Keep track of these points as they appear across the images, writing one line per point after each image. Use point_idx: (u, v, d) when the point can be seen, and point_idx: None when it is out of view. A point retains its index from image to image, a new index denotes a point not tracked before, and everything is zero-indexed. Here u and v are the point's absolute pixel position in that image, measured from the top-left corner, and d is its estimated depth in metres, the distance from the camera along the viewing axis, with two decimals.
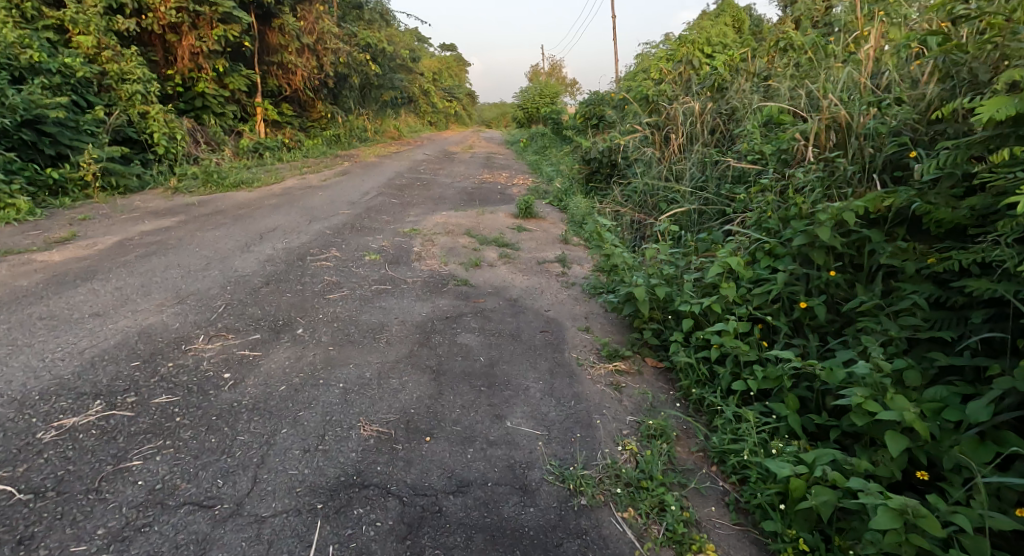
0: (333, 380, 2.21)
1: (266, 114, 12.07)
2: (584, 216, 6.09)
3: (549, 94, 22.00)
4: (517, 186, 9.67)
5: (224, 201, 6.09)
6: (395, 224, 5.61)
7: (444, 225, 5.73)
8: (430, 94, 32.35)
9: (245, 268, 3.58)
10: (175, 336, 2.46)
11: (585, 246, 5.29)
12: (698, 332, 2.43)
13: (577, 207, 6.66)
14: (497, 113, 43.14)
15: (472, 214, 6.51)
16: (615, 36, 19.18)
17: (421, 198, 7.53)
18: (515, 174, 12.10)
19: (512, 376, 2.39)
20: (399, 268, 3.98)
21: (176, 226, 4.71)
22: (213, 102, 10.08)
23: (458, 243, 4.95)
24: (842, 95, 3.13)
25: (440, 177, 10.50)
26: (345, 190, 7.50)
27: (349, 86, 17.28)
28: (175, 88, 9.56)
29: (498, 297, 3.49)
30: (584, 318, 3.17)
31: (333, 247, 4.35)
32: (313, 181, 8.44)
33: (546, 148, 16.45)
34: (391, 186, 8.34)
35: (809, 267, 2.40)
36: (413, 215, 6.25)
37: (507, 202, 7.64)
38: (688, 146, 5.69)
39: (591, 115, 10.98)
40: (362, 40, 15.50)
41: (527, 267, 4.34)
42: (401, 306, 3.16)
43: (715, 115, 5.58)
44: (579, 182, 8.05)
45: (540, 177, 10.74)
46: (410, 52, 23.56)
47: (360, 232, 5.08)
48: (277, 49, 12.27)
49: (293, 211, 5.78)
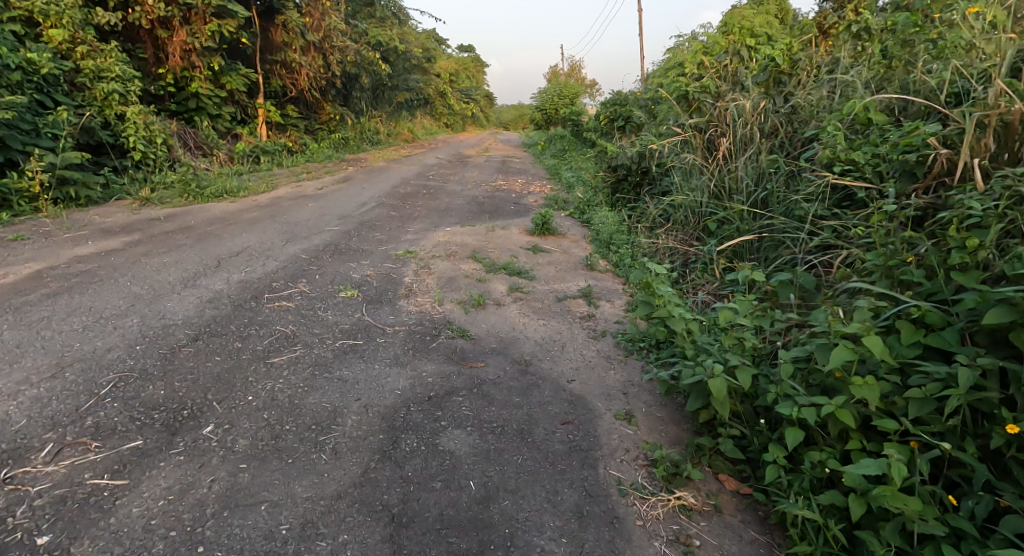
0: (220, 547, 1.36)
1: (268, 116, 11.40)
2: (611, 235, 5.19)
3: (568, 95, 21.16)
4: (534, 195, 8.79)
5: (196, 215, 5.32)
6: (389, 245, 4.79)
7: (446, 246, 4.89)
8: (446, 96, 31.69)
9: (176, 311, 2.77)
10: (3, 450, 1.61)
11: (614, 274, 4.40)
12: (819, 460, 1.54)
13: (602, 223, 5.77)
14: (514, 115, 42.38)
15: (481, 230, 5.65)
16: (641, 33, 18.15)
17: (425, 210, 6.69)
18: (531, 180, 11.25)
19: (518, 529, 1.52)
20: (381, 310, 3.15)
21: (120, 249, 3.91)
22: (208, 103, 9.44)
23: (460, 271, 4.10)
24: (1002, 85, 2.20)
25: (451, 184, 9.70)
26: (340, 201, 6.70)
27: (360, 87, 16.59)
28: (166, 88, 8.91)
29: (503, 358, 2.62)
30: (623, 399, 2.29)
31: (302, 280, 3.52)
32: (308, 189, 7.68)
33: (565, 151, 15.57)
34: (393, 196, 7.53)
35: (1004, 358, 1.49)
36: (412, 231, 5.43)
37: (521, 215, 6.78)
38: (739, 152, 4.76)
39: (616, 116, 10.04)
40: (372, 38, 14.80)
41: (544, 307, 3.46)
42: (369, 376, 2.31)
43: (773, 116, 4.64)
44: (604, 192, 7.15)
45: (560, 183, 9.86)
46: (424, 51, 22.82)
47: (343, 256, 4.25)
48: (281, 47, 11.62)
49: (271, 227, 4.97)
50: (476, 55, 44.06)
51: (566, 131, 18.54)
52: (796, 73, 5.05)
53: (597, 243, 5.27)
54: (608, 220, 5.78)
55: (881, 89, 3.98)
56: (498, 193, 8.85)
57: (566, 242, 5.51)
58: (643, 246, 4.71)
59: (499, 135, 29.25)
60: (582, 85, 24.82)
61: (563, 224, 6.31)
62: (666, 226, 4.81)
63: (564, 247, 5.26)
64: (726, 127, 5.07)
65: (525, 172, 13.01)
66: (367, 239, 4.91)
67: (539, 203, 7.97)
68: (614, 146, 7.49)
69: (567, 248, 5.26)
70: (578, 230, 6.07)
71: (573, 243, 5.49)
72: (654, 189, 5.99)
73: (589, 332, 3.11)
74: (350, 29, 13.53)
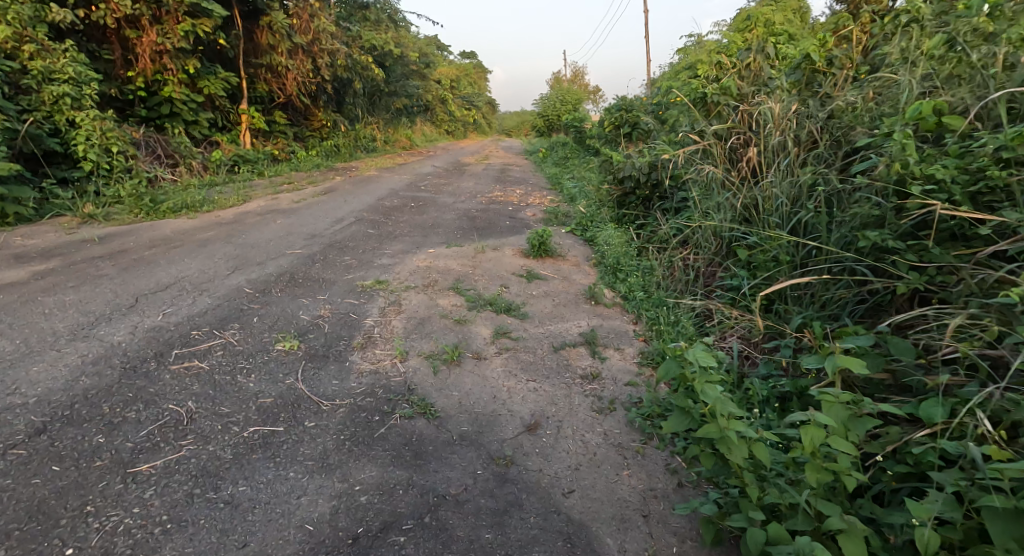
0: None
1: (251, 123, 10.79)
2: (617, 260, 4.49)
3: (571, 101, 20.56)
4: (532, 208, 8.10)
5: (139, 236, 4.64)
6: (357, 273, 4.10)
7: (426, 274, 4.21)
8: (446, 102, 31.19)
9: (37, 382, 2.07)
10: None
11: (623, 311, 3.70)
12: None
13: (608, 243, 5.07)
14: (516, 121, 41.81)
15: (469, 252, 4.97)
16: (646, 37, 17.60)
17: (408, 227, 6.00)
18: (530, 190, 10.57)
19: None
20: (326, 370, 2.45)
21: (20, 283, 3.22)
22: (182, 108, 8.88)
23: (437, 308, 3.42)
24: None
25: (443, 196, 9.03)
26: (314, 217, 6.02)
27: (353, 92, 15.99)
28: (136, 92, 8.32)
29: (475, 452, 1.92)
30: (642, 533, 1.60)
31: (234, 325, 2.82)
32: (283, 203, 7.01)
33: (566, 159, 14.90)
34: (376, 210, 6.84)
35: None
36: (389, 255, 4.75)
37: (516, 232, 6.08)
38: (769, 165, 4.09)
39: (621, 122, 9.38)
40: (365, 41, 14.23)
41: (536, 361, 2.77)
42: (275, 496, 1.60)
43: (808, 123, 3.97)
44: (608, 207, 6.46)
45: (561, 195, 9.17)
46: (421, 56, 22.26)
47: (298, 288, 3.57)
48: (267, 51, 11.05)
49: (220, 251, 4.28)
50: (477, 61, 43.60)
51: (568, 139, 17.89)
52: (831, 73, 4.38)
53: (602, 270, 4.57)
54: (615, 240, 5.09)
55: (944, 90, 3.31)
56: (492, 206, 8.17)
57: (566, 267, 4.81)
58: (656, 275, 4.02)
59: (500, 142, 28.68)
60: (585, 92, 24.25)
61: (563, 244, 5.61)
62: (683, 252, 4.12)
63: (564, 274, 4.56)
64: (751, 135, 4.38)
65: (524, 181, 12.35)
66: (333, 266, 4.22)
67: (537, 218, 7.28)
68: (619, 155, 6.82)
69: (568, 274, 4.56)
70: (581, 251, 5.37)
71: (574, 268, 4.79)
72: (667, 205, 5.30)
73: (594, 402, 2.40)
74: (340, 31, 12.95)
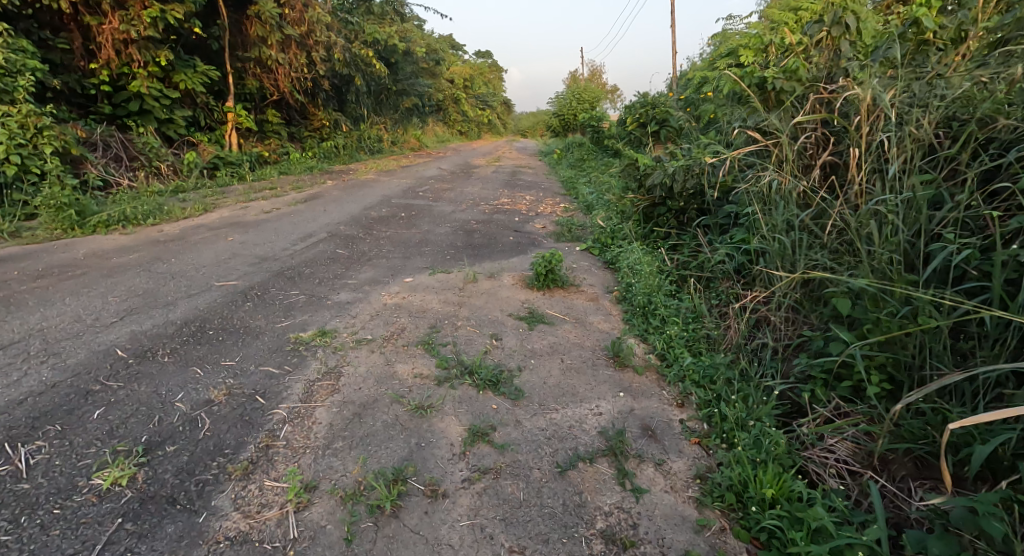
0: None
1: (238, 121, 9.92)
2: (648, 300, 3.42)
3: (588, 99, 19.39)
4: (542, 218, 7.04)
5: (36, 260, 3.68)
6: (298, 317, 3.07)
7: (392, 319, 3.17)
8: (459, 102, 30.23)
9: None
10: None
11: (661, 383, 2.61)
12: None
13: (634, 272, 4.01)
14: (532, 121, 40.62)
15: (458, 283, 3.94)
16: (672, 30, 16.41)
17: (388, 245, 4.97)
18: (541, 197, 9.48)
19: None
20: (153, 542, 1.41)
21: None
22: (154, 105, 8.05)
23: (394, 382, 2.39)
24: None
25: (442, 204, 7.98)
26: (277, 233, 5.04)
27: (356, 89, 15.10)
28: (100, 86, 7.51)
29: None
30: None
31: (54, 426, 1.82)
32: (250, 213, 6.05)
33: (582, 161, 13.76)
34: (356, 223, 5.84)
35: None
36: (352, 287, 3.72)
37: (520, 252, 5.04)
38: (869, 170, 2.96)
39: (646, 119, 8.28)
40: (367, 35, 13.34)
41: (526, 500, 1.71)
42: None
43: (928, 111, 2.83)
44: (633, 220, 5.39)
45: (576, 203, 8.10)
46: (431, 53, 21.35)
47: (199, 346, 2.53)
48: (256, 43, 10.18)
49: (126, 283, 3.29)
50: (492, 61, 42.61)
51: (584, 139, 16.75)
52: (943, 47, 3.24)
53: (628, 312, 3.49)
54: (643, 266, 4.01)
55: None
56: (496, 216, 7.10)
57: (579, 305, 3.73)
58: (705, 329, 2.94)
59: (514, 144, 27.65)
60: (603, 90, 23.09)
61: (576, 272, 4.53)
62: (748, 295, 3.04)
63: (576, 317, 3.49)
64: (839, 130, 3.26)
65: (535, 185, 11.26)
66: (270, 306, 3.20)
67: (547, 231, 6.21)
68: (644, 159, 5.73)
69: (582, 318, 3.49)
70: (599, 281, 4.29)
71: (589, 307, 3.71)
72: (709, 220, 4.21)
73: None
74: (336, 23, 12.04)
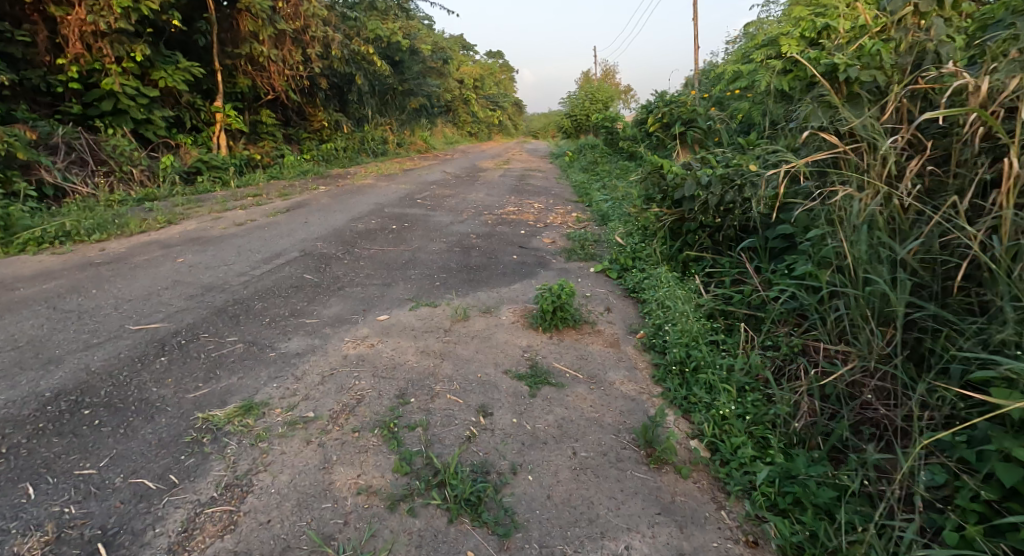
0: None
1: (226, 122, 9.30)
2: (684, 356, 2.65)
3: (601, 99, 18.56)
4: (551, 231, 6.29)
5: None
6: (222, 382, 2.31)
7: (349, 382, 2.41)
8: (468, 103, 29.58)
9: None
10: None
11: (715, 498, 1.85)
12: None
13: (664, 311, 3.25)
14: (543, 122, 39.78)
15: (444, 323, 3.19)
16: (693, 24, 15.51)
17: (367, 269, 4.22)
18: (551, 205, 8.68)
19: None
20: None
21: None
22: (130, 104, 7.41)
23: (326, 502, 1.65)
24: None
25: (440, 214, 7.23)
26: (239, 253, 4.33)
27: (358, 89, 14.47)
28: (68, 84, 6.88)
29: None
30: None
31: None
32: (219, 226, 5.37)
33: (596, 165, 12.93)
34: (336, 239, 5.10)
35: None
36: (309, 329, 2.96)
37: (523, 277, 4.28)
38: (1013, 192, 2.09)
39: (668, 120, 7.48)
40: (368, 31, 12.69)
41: None
42: None
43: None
44: (659, 239, 4.66)
45: (589, 213, 7.33)
46: (439, 52, 20.73)
47: (57, 441, 1.79)
48: (246, 38, 9.51)
49: (13, 329, 2.59)
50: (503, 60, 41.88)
51: (598, 140, 15.91)
52: None
53: (660, 369, 2.70)
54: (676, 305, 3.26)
55: None
56: (498, 229, 6.32)
57: (595, 358, 2.95)
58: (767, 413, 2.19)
59: (525, 145, 26.89)
60: (617, 90, 22.21)
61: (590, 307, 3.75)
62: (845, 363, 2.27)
63: (592, 377, 2.71)
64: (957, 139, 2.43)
65: (545, 191, 10.46)
66: (190, 362, 2.45)
67: (556, 248, 5.44)
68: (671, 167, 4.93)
69: (599, 378, 2.71)
70: (619, 321, 3.51)
71: (607, 361, 2.93)
72: (755, 243, 3.46)
73: None
74: (334, 18, 11.36)
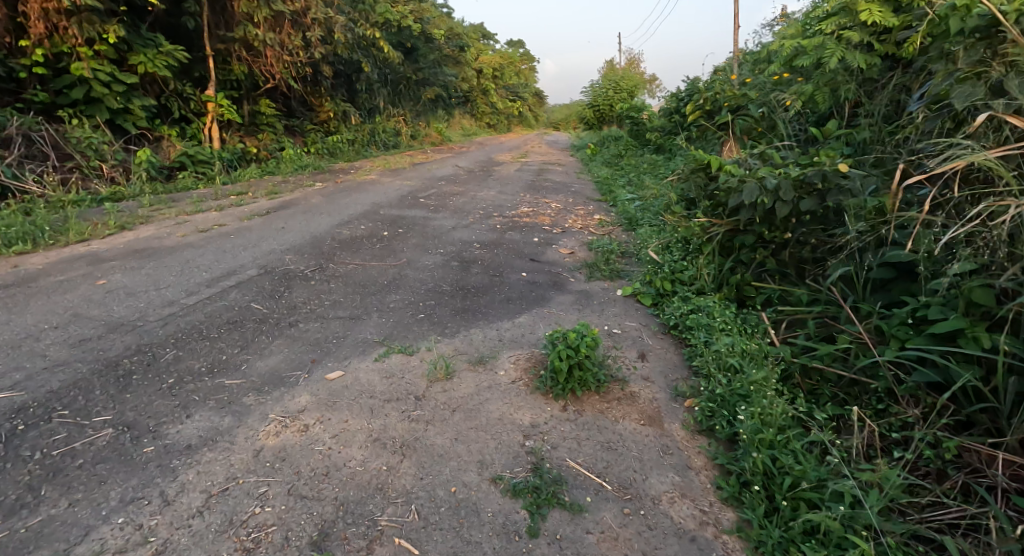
0: None
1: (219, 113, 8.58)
2: (769, 468, 1.74)
3: (626, 88, 17.47)
4: (569, 241, 5.39)
5: None
6: (37, 515, 1.45)
7: (246, 510, 1.55)
8: (487, 93, 28.67)
9: None
10: None
11: None
12: None
13: (728, 373, 2.36)
14: (564, 113, 38.63)
15: (417, 384, 2.33)
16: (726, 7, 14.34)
17: (336, 294, 3.38)
18: (570, 205, 7.77)
19: None
20: None
21: None
22: (104, 91, 6.69)
23: None
24: None
25: (443, 216, 6.39)
26: (181, 271, 3.53)
27: (367, 76, 13.70)
28: (33, 69, 6.17)
29: None
30: None
31: None
32: (178, 233, 4.60)
33: (620, 159, 11.93)
34: (311, 252, 4.28)
35: None
36: (223, 398, 2.11)
37: (532, 309, 3.41)
38: None
39: (709, 108, 6.49)
40: (376, 15, 11.89)
41: None
42: None
43: None
44: (708, 257, 3.76)
45: (618, 218, 6.42)
46: (454, 40, 19.86)
47: None
48: (240, 20, 8.76)
49: None
50: (524, 50, 40.78)
51: (622, 132, 14.86)
52: None
53: (732, 481, 1.79)
54: (744, 365, 2.34)
55: None
56: (507, 237, 5.44)
57: (628, 449, 2.04)
58: None
59: (544, 137, 25.91)
60: (641, 78, 21.07)
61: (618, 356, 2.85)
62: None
63: (625, 489, 1.81)
64: None
65: (563, 189, 9.53)
66: (10, 471, 1.60)
67: (574, 265, 4.54)
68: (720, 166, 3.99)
69: (636, 491, 1.81)
70: (658, 379, 2.60)
71: (646, 455, 2.02)
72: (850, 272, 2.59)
73: None
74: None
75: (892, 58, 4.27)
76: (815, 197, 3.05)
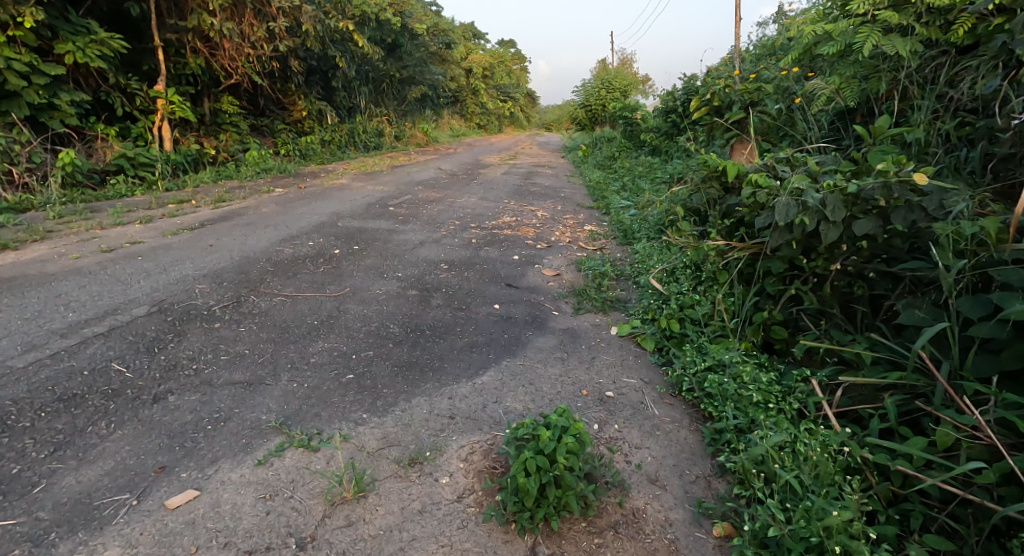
0: None
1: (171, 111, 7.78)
2: None
3: (619, 88, 16.71)
4: (555, 261, 4.64)
5: None
6: None
7: None
8: (476, 93, 27.87)
9: None
10: None
11: None
12: None
13: (781, 493, 1.59)
14: (556, 114, 37.98)
15: (311, 511, 1.56)
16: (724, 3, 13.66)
17: (242, 342, 2.58)
18: (558, 214, 7.02)
19: None
20: None
21: None
22: (19, 83, 5.79)
23: None
24: None
25: (412, 228, 5.61)
26: (43, 310, 2.72)
27: (343, 73, 12.91)
28: None
29: None
30: None
31: None
32: (73, 253, 3.77)
33: (613, 161, 11.19)
34: (233, 279, 3.48)
35: None
36: None
37: (500, 363, 2.65)
38: None
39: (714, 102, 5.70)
40: (352, 8, 11.12)
41: None
42: None
43: None
44: (726, 288, 3.03)
45: (613, 233, 5.68)
46: (440, 37, 19.10)
47: None
48: (193, 8, 7.95)
49: None
50: (517, 51, 40.17)
51: (615, 133, 14.14)
52: None
53: None
54: (804, 479, 1.58)
55: None
56: (482, 255, 4.68)
57: None
58: None
59: (536, 138, 25.14)
60: (636, 79, 20.42)
61: (612, 441, 2.08)
62: None
63: None
64: None
65: (552, 194, 8.78)
66: None
67: (557, 294, 3.78)
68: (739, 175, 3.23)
69: None
70: (670, 485, 1.83)
71: None
72: (947, 329, 1.84)
73: None
74: None
75: (936, 44, 3.55)
76: (875, 219, 2.29)
